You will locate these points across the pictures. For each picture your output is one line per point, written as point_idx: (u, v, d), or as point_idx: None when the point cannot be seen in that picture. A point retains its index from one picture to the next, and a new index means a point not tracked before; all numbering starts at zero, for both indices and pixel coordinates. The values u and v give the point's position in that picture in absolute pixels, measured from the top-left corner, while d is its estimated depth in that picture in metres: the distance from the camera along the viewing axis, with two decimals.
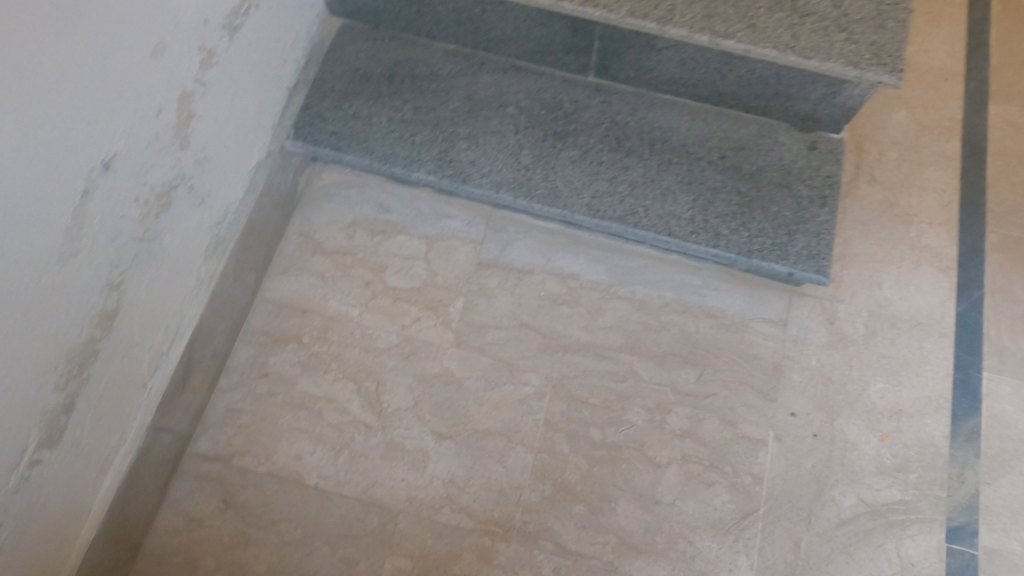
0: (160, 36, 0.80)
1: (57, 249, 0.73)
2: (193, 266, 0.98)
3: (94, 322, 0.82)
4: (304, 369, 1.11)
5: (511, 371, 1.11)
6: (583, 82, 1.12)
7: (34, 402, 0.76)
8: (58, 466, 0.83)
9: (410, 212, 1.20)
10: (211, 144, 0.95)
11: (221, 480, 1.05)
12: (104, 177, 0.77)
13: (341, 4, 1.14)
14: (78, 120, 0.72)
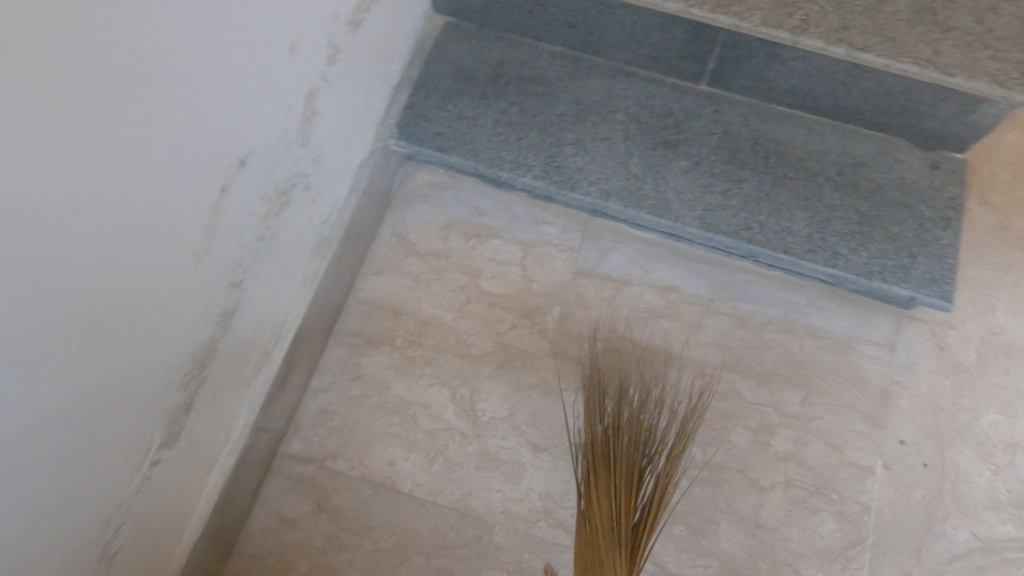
0: (297, 32, 0.78)
1: (194, 246, 0.73)
2: (301, 265, 0.96)
3: (216, 321, 0.81)
4: (398, 373, 1.09)
5: (609, 384, 1.08)
6: (695, 90, 1.09)
7: (160, 401, 0.75)
8: (174, 466, 0.81)
9: (506, 217, 1.18)
10: (327, 142, 0.93)
11: (315, 483, 1.03)
12: (240, 175, 0.76)
13: (448, 2, 1.11)
14: (223, 116, 0.71)
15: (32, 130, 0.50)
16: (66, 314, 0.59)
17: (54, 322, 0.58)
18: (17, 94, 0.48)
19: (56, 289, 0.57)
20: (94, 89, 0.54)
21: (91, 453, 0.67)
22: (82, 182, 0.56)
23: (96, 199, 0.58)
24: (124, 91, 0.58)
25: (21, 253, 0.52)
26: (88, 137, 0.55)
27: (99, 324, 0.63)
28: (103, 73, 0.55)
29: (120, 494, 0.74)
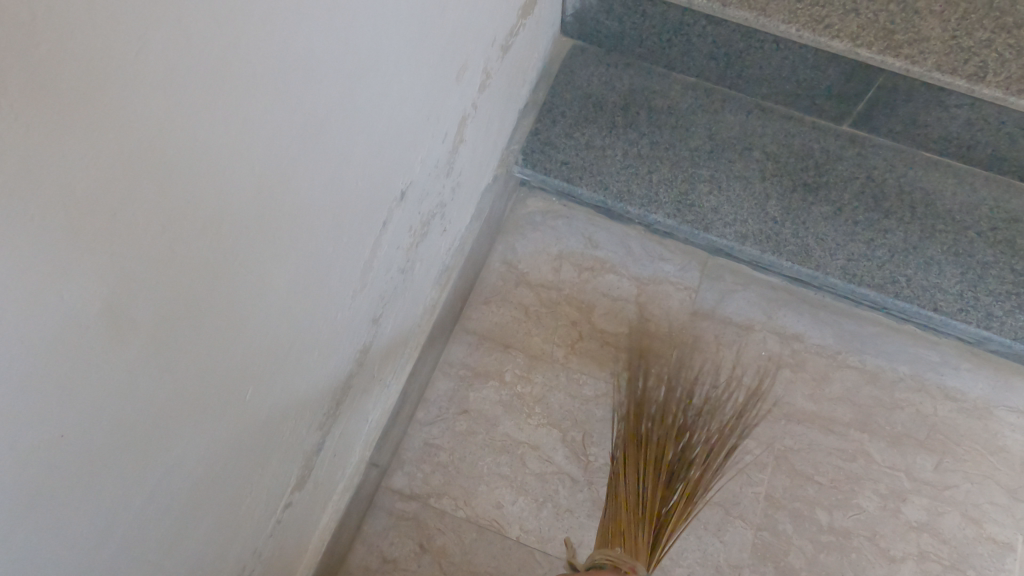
0: (464, 60, 0.75)
1: (354, 282, 0.69)
2: (425, 295, 0.92)
3: (356, 356, 0.77)
4: (506, 410, 1.04)
5: (729, 436, 1.02)
6: (836, 131, 1.04)
7: (302, 442, 0.71)
8: (301, 507, 0.77)
9: (621, 250, 1.13)
10: (465, 169, 0.89)
11: (418, 521, 0.98)
12: (399, 208, 0.72)
13: (580, 26, 1.07)
14: (396, 146, 0.68)
15: (261, 166, 0.47)
16: (250, 355, 0.56)
17: (239, 364, 0.55)
18: (257, 129, 0.45)
19: (247, 330, 0.54)
20: (311, 124, 0.51)
21: (246, 495, 0.64)
22: (285, 219, 0.53)
23: (292, 237, 0.55)
24: (332, 124, 0.55)
25: (228, 295, 0.49)
26: (299, 173, 0.52)
27: (274, 363, 0.60)
28: (321, 107, 0.52)
29: (260, 537, 0.70)
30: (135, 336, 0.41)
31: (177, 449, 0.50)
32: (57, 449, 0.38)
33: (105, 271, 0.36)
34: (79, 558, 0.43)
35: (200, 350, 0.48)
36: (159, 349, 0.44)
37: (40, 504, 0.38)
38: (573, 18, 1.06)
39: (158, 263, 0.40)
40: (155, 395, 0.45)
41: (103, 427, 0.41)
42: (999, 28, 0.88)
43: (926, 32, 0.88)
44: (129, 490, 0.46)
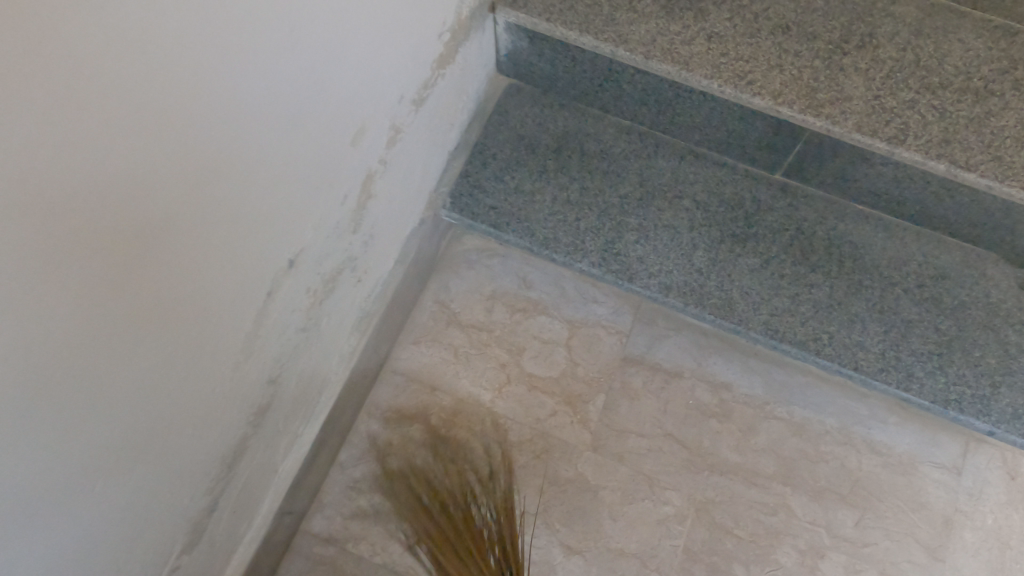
0: (362, 121, 0.74)
1: (235, 355, 0.68)
2: (339, 344, 0.91)
3: (250, 419, 0.76)
4: (430, 454, 1.04)
5: (651, 486, 1.02)
6: (769, 179, 1.02)
7: (184, 509, 0.71)
8: (192, 566, 0.77)
9: (555, 292, 1.12)
10: (380, 221, 0.88)
11: (335, 566, 0.99)
12: (289, 275, 0.72)
13: (515, 65, 1.06)
14: (274, 222, 0.66)
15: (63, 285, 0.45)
16: (86, 458, 0.54)
17: (69, 471, 0.53)
18: (74, 245, 0.44)
19: (76, 437, 0.52)
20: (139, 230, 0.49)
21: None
22: (113, 325, 0.51)
23: (127, 339, 0.53)
24: (171, 225, 0.52)
25: (59, 403, 0.48)
26: (128, 278, 0.50)
27: (122, 456, 0.59)
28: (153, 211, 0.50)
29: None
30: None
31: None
32: None
33: None
34: None
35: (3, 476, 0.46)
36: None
37: None
38: (506, 58, 1.04)
39: None
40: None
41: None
42: (924, 89, 0.86)
43: (849, 91, 0.86)
44: None
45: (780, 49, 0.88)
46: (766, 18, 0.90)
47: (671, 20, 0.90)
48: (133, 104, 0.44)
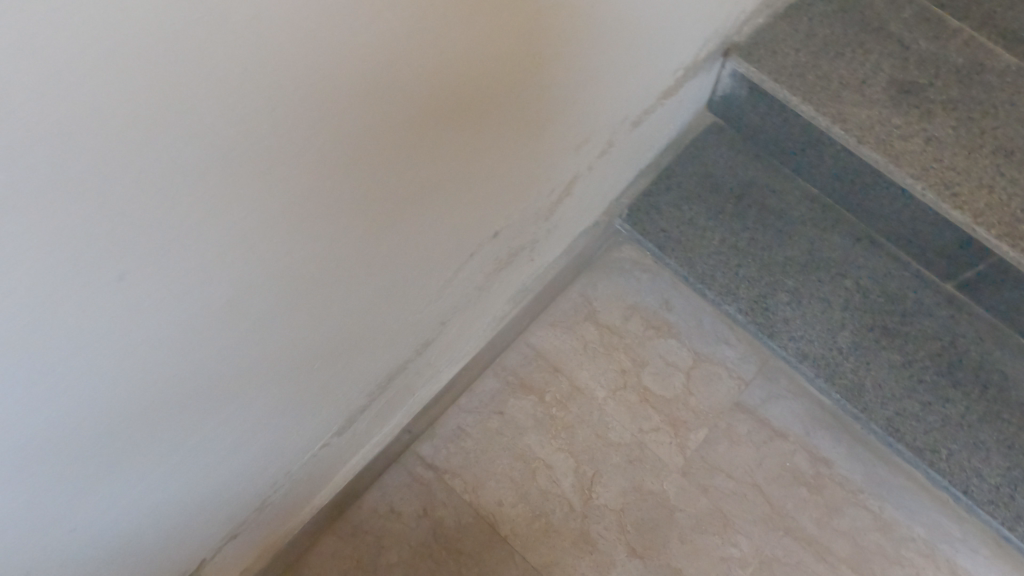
0: (588, 132, 0.84)
1: (433, 291, 0.83)
2: (496, 308, 1.03)
3: (418, 346, 0.90)
4: (536, 425, 1.15)
5: (725, 525, 1.08)
6: (937, 287, 1.03)
7: (351, 401, 0.86)
8: (333, 448, 0.91)
9: (690, 322, 1.19)
10: (567, 216, 0.97)
11: (429, 489, 1.12)
12: (490, 242, 0.84)
13: (725, 108, 1.11)
14: (489, 207, 0.79)
15: (358, 215, 0.58)
16: (308, 350, 0.69)
17: (304, 349, 0.68)
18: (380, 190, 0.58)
19: (314, 326, 0.66)
20: (406, 196, 0.62)
21: (276, 444, 0.79)
22: (369, 253, 0.64)
23: (366, 273, 0.67)
24: (426, 195, 0.66)
25: (326, 294, 0.63)
26: (392, 221, 0.64)
27: (329, 356, 0.74)
28: (421, 183, 0.63)
29: (286, 472, 0.86)
30: (208, 338, 0.53)
31: (214, 414, 0.63)
32: (176, 386, 0.54)
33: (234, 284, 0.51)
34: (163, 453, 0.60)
35: (258, 350, 0.60)
36: (225, 347, 0.56)
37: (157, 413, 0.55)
38: (719, 99, 1.10)
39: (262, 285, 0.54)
40: (211, 376, 0.57)
41: (159, 396, 0.54)
42: None
43: None
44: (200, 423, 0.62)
45: (997, 172, 0.89)
46: (992, 137, 0.91)
47: (895, 112, 0.93)
48: (453, 95, 0.57)
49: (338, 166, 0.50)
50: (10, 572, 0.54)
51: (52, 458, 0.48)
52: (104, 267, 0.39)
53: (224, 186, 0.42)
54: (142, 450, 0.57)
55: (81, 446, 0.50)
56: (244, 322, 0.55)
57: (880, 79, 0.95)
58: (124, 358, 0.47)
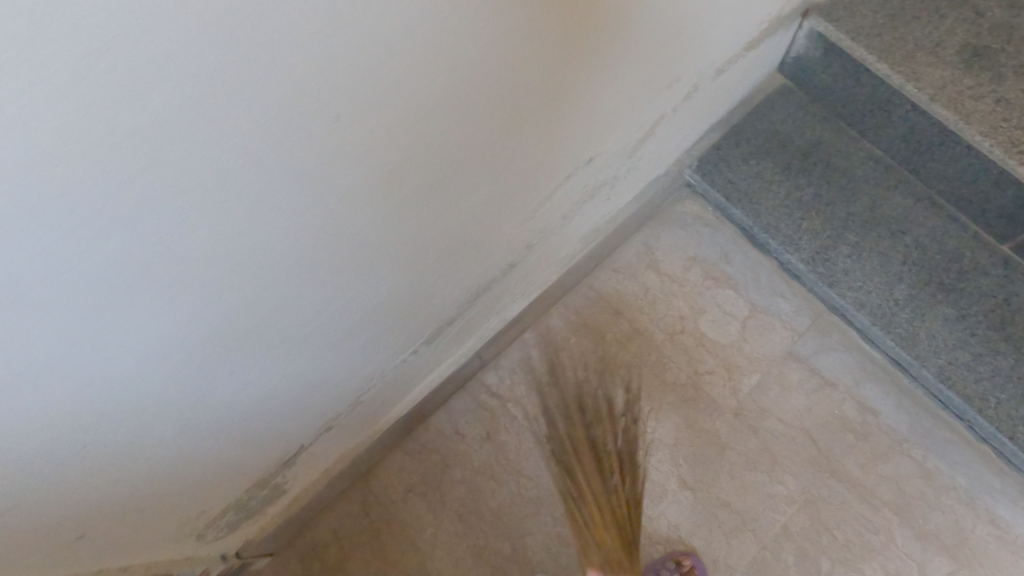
0: (679, 74, 0.90)
1: (530, 213, 0.88)
2: (570, 245, 1.08)
3: (505, 268, 0.96)
4: (596, 362, 1.21)
5: (773, 465, 1.14)
6: (994, 248, 1.08)
7: (440, 312, 0.91)
8: (416, 360, 0.97)
9: (748, 275, 1.24)
10: (644, 159, 1.02)
11: (493, 415, 1.19)
12: (583, 170, 0.90)
13: (797, 69, 1.17)
14: (589, 132, 0.85)
15: (489, 114, 0.65)
16: (424, 246, 0.76)
17: (424, 243, 0.75)
18: (510, 94, 0.65)
19: (436, 221, 0.73)
20: (529, 103, 0.69)
21: (381, 343, 0.86)
22: (489, 158, 0.71)
23: (484, 176, 0.73)
24: (544, 107, 0.72)
25: (452, 189, 0.70)
26: (513, 130, 0.70)
27: (438, 259, 0.80)
28: (542, 93, 0.69)
29: (376, 377, 0.92)
30: (363, 205, 0.61)
31: (346, 289, 0.71)
32: (331, 248, 0.62)
33: (390, 159, 0.58)
34: (306, 314, 0.69)
35: (389, 235, 0.68)
36: (370, 225, 0.64)
37: (310, 271, 0.63)
38: (792, 60, 1.16)
39: (408, 166, 0.61)
40: (354, 246, 0.65)
41: (319, 253, 0.62)
42: None
43: None
44: (335, 294, 0.70)
45: None
46: None
47: (966, 74, 0.98)
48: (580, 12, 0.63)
49: (479, 65, 0.57)
50: (182, 401, 0.64)
51: (237, 286, 0.57)
52: (309, 126, 0.48)
53: (399, 66, 0.50)
54: (293, 305, 0.66)
55: (252, 291, 0.59)
56: (390, 198, 0.63)
57: (953, 43, 1.00)
58: (308, 205, 0.55)
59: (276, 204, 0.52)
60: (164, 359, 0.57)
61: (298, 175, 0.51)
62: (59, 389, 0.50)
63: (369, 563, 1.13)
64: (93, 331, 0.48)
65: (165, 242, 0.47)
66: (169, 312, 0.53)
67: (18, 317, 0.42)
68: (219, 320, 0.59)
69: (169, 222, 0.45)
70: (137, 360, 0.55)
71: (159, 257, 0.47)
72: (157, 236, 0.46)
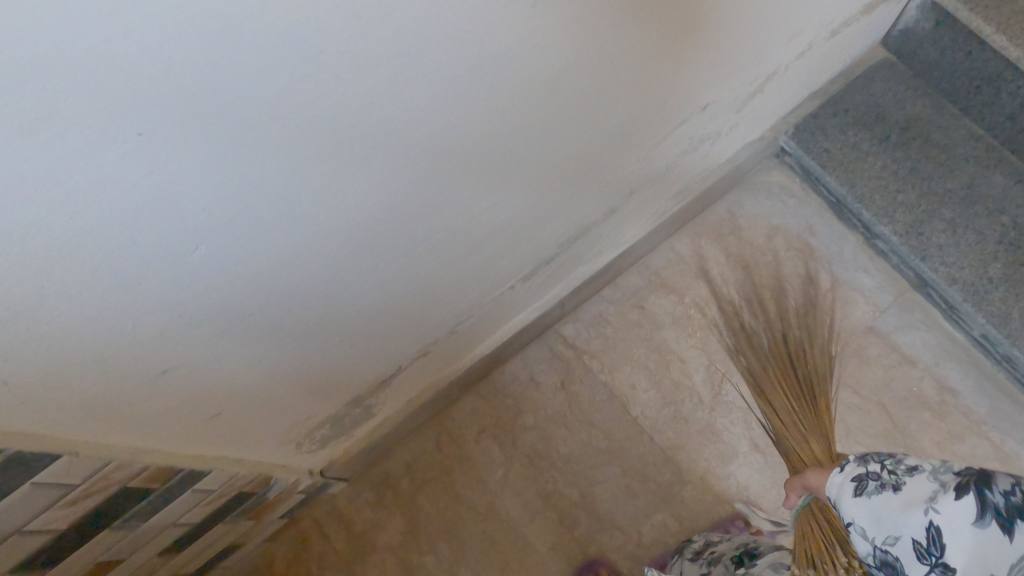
0: (802, 27, 0.90)
1: (641, 155, 0.89)
2: (665, 198, 1.10)
3: (606, 212, 0.97)
4: (673, 322, 1.22)
5: (847, 435, 1.14)
6: None
7: (545, 248, 0.93)
8: (518, 295, 1.00)
9: (833, 248, 1.23)
10: (749, 116, 1.03)
11: (568, 365, 1.20)
12: (697, 116, 0.91)
13: (902, 43, 1.16)
14: (711, 77, 0.85)
15: (634, 34, 0.66)
16: (555, 168, 0.77)
17: (552, 169, 0.76)
18: (656, 15, 0.66)
19: (566, 146, 0.75)
20: (676, 27, 0.70)
21: (492, 266, 0.86)
22: (622, 84, 0.72)
23: (620, 100, 0.75)
24: (686, 35, 0.73)
25: (586, 113, 0.72)
26: (649, 56, 0.71)
27: (562, 185, 0.81)
28: (689, 18, 0.70)
29: (474, 307, 0.93)
30: (519, 104, 0.63)
31: (484, 199, 0.72)
32: (482, 153, 0.65)
33: (542, 61, 0.60)
34: (450, 227, 0.71)
35: (526, 150, 0.70)
36: (516, 133, 0.66)
37: (458, 174, 0.65)
38: (898, 33, 1.15)
39: (554, 71, 0.62)
40: (503, 150, 0.67)
41: (475, 150, 0.64)
42: None
43: None
44: (471, 208, 0.71)
45: None
46: None
47: None
48: None
49: None
50: (327, 298, 0.66)
51: (406, 173, 0.59)
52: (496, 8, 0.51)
53: None
54: (437, 210, 0.67)
55: (415, 187, 0.62)
56: (541, 101, 0.65)
57: None
58: (481, 93, 0.58)
59: (458, 87, 0.55)
60: (332, 242, 0.60)
61: (480, 57, 0.54)
62: (254, 243, 0.53)
63: (438, 497, 1.15)
64: (293, 192, 0.52)
65: (375, 104, 0.51)
66: (352, 189, 0.56)
67: (251, 151, 0.47)
68: (383, 208, 0.61)
69: (382, 84, 0.49)
70: (307, 239, 0.57)
71: (364, 121, 0.51)
72: (370, 96, 0.50)
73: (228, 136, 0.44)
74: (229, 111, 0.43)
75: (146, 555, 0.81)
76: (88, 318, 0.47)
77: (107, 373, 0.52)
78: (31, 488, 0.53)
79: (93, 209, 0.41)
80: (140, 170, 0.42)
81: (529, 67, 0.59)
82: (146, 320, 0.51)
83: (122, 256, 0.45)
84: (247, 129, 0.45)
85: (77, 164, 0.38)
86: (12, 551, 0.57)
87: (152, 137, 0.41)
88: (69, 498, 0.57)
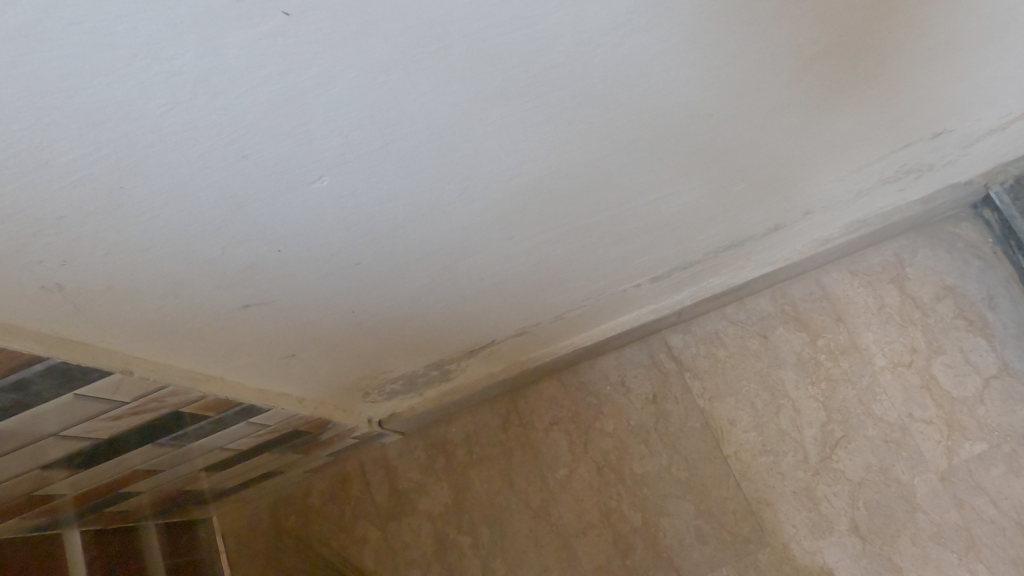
0: None
1: (843, 174, 0.74)
2: (837, 226, 0.94)
3: (768, 228, 0.82)
4: (798, 364, 1.05)
5: (968, 548, 0.94)
6: None
7: (691, 251, 0.79)
8: (637, 295, 0.87)
9: (1012, 329, 1.01)
10: (970, 157, 0.85)
11: (666, 379, 1.07)
12: (922, 143, 0.74)
13: None
14: (964, 103, 0.68)
15: (913, 28, 0.51)
16: (745, 168, 0.62)
17: (744, 168, 0.62)
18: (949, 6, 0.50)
19: (770, 147, 0.60)
20: (966, 26, 0.53)
21: (630, 259, 0.73)
22: (866, 88, 0.57)
23: (857, 106, 0.59)
24: (968, 44, 0.56)
25: (811, 114, 0.57)
26: (915, 61, 0.55)
27: (744, 189, 0.67)
28: (981, 20, 0.53)
29: (589, 297, 0.81)
30: (747, 83, 0.49)
31: (656, 187, 0.59)
32: (677, 133, 0.52)
33: (794, 35, 0.45)
34: (603, 208, 0.59)
35: (724, 142, 0.56)
36: (724, 120, 0.52)
37: (639, 152, 0.52)
38: None
39: (802, 55, 0.48)
40: (700, 137, 0.54)
41: (668, 128, 0.51)
42: None
43: None
44: (637, 193, 0.59)
45: None
46: None
47: None
48: None
49: None
50: (445, 258, 0.55)
51: (584, 139, 0.48)
52: None
53: None
54: (598, 189, 0.55)
55: (585, 156, 0.50)
56: (769, 88, 0.50)
57: None
58: (705, 59, 0.44)
59: (696, 47, 0.43)
60: (474, 200, 0.49)
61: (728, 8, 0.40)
62: (385, 182, 0.44)
63: (490, 478, 1.07)
64: (451, 137, 0.42)
65: (587, 48, 0.39)
66: (520, 146, 0.45)
67: (417, 74, 0.37)
68: (544, 174, 0.50)
69: (610, 22, 0.38)
70: (444, 188, 0.46)
71: (568, 66, 0.40)
72: (589, 35, 0.38)
73: (397, 48, 0.35)
74: (414, 13, 0.33)
75: (189, 466, 0.77)
76: (174, 231, 0.40)
77: (182, 288, 0.45)
78: (73, 399, 0.46)
79: (200, 105, 0.33)
80: (275, 67, 0.33)
81: (780, 39, 0.45)
82: (241, 247, 0.44)
83: (227, 170, 0.38)
84: (425, 44, 0.35)
85: (192, 41, 0.30)
86: (43, 452, 0.51)
87: (299, 24, 0.31)
88: (112, 413, 0.51)
